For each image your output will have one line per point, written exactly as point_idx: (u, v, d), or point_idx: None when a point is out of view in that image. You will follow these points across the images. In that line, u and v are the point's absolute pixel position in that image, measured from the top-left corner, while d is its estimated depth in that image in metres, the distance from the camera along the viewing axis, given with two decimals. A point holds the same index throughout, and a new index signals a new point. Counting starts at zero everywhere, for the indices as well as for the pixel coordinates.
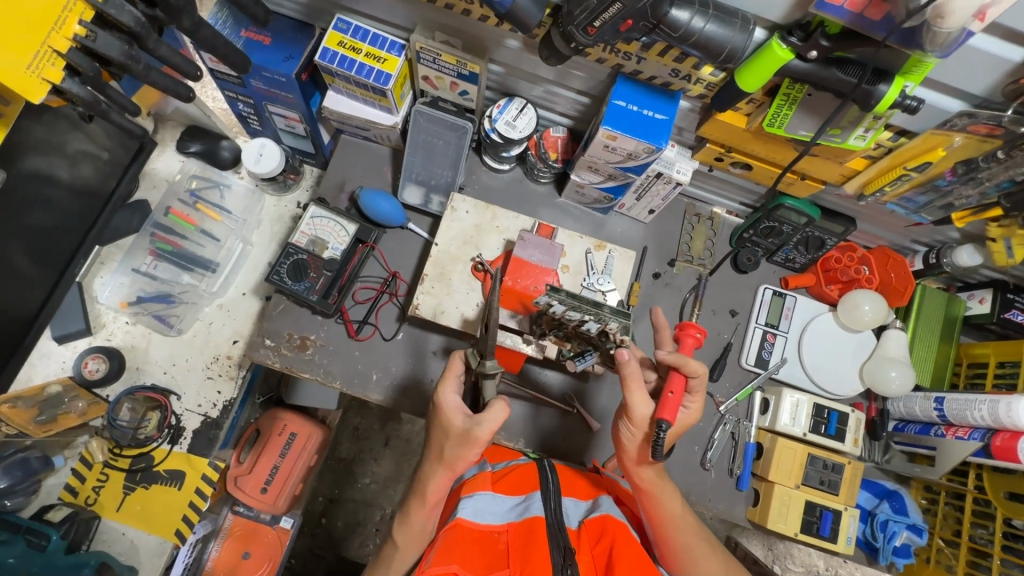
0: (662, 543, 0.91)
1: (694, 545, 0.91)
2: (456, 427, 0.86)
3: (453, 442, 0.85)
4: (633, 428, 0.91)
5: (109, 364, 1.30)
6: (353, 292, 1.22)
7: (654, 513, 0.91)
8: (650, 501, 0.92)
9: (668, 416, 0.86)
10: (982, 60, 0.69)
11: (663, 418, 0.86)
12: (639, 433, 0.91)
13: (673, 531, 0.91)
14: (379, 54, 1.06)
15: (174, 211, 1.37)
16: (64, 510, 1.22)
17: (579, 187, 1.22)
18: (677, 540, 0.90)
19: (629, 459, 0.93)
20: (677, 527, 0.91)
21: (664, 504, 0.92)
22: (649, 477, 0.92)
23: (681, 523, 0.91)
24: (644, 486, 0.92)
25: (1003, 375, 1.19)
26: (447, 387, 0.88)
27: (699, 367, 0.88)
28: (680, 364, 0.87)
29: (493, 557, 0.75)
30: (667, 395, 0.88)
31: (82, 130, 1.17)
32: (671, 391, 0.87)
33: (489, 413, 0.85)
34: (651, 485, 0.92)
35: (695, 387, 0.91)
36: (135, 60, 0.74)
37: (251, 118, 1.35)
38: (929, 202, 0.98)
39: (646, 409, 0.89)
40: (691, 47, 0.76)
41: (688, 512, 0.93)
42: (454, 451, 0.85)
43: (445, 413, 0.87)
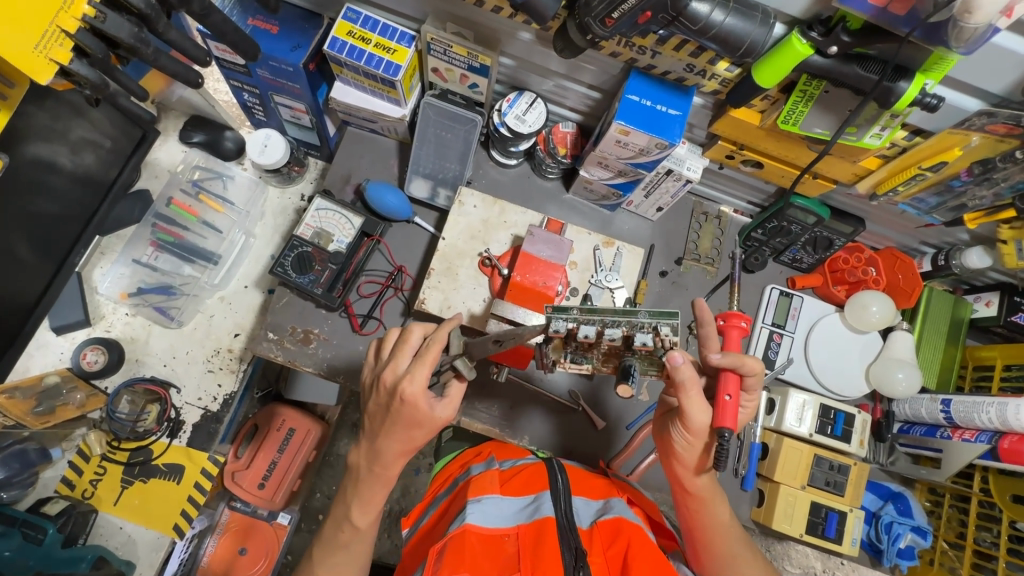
0: (704, 549, 0.91)
1: (738, 552, 0.90)
2: (424, 416, 0.82)
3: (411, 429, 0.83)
4: (687, 434, 0.86)
5: (108, 356, 1.29)
6: (358, 285, 1.21)
7: (701, 516, 0.91)
8: (698, 505, 0.91)
9: (728, 424, 0.81)
10: (1005, 57, 0.68)
11: (724, 426, 0.81)
12: (694, 441, 0.87)
13: (717, 537, 0.90)
14: (389, 45, 1.05)
15: (177, 202, 1.33)
16: (61, 503, 1.20)
17: (587, 183, 1.22)
18: (723, 547, 0.90)
19: (681, 466, 0.90)
20: (722, 534, 0.90)
21: (711, 511, 0.90)
22: (702, 484, 0.90)
23: (727, 531, 0.90)
24: (694, 491, 0.90)
25: (1009, 378, 1.19)
26: (419, 373, 0.80)
27: (757, 365, 0.84)
28: (736, 365, 0.83)
29: (504, 561, 0.74)
30: (724, 399, 0.83)
31: (85, 117, 1.14)
32: (728, 395, 0.83)
33: (447, 397, 0.85)
34: (703, 491, 0.90)
35: (751, 385, 0.88)
36: (145, 43, 0.72)
37: (255, 108, 1.32)
38: (942, 203, 0.97)
39: (705, 417, 0.83)
40: (709, 41, 0.75)
41: (733, 520, 0.92)
42: (422, 436, 0.84)
43: (414, 402, 0.81)
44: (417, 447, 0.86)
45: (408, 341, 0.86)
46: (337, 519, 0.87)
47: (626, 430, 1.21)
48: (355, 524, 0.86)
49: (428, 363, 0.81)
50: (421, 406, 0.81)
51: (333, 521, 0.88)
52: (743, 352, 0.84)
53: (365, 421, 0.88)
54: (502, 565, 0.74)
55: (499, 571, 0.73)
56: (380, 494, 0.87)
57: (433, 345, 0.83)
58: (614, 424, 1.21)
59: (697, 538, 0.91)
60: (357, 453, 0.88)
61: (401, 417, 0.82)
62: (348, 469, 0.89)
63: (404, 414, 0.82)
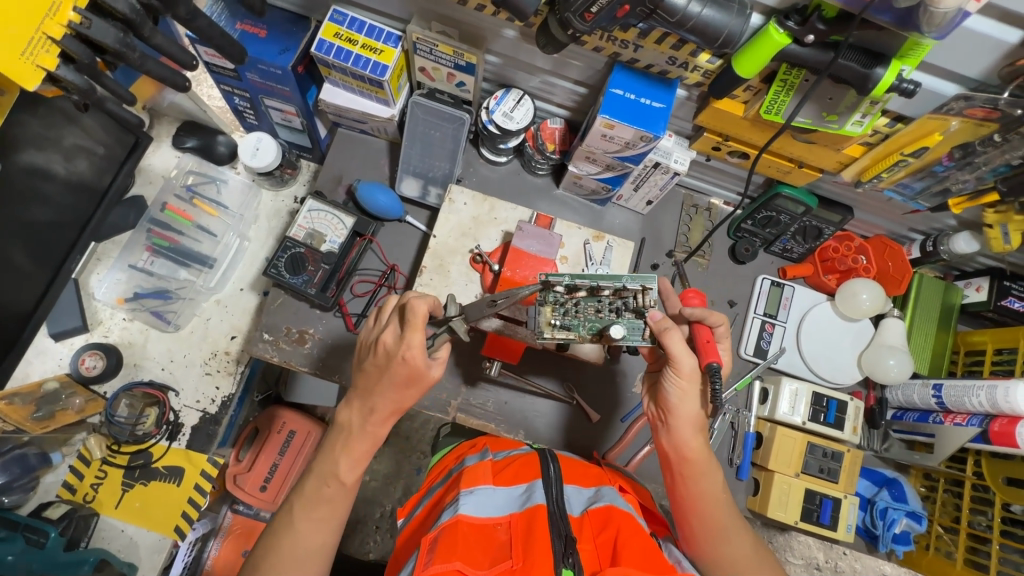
0: (698, 520, 0.90)
1: (729, 523, 0.90)
2: (422, 377, 0.84)
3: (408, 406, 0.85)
4: (680, 382, 0.91)
5: (107, 360, 1.30)
6: (352, 285, 1.23)
7: (695, 482, 0.91)
8: (691, 470, 0.92)
9: (713, 358, 0.90)
10: (980, 41, 0.69)
11: (710, 360, 0.89)
12: (686, 389, 0.91)
13: (710, 506, 0.90)
14: (375, 45, 1.06)
15: (171, 208, 1.34)
16: (63, 507, 1.21)
17: (576, 178, 1.22)
18: (716, 513, 0.90)
19: (678, 424, 0.93)
20: (715, 502, 0.91)
21: (704, 478, 0.91)
22: (696, 447, 0.92)
23: (720, 500, 0.91)
24: (691, 455, 0.92)
25: (1001, 361, 1.20)
26: (416, 338, 0.82)
27: (722, 317, 0.95)
28: (705, 316, 0.94)
29: (495, 548, 0.76)
30: (705, 342, 0.92)
31: (78, 124, 1.15)
32: (707, 338, 0.92)
33: (440, 355, 0.88)
34: (698, 454, 0.91)
35: (722, 336, 0.98)
36: (130, 48, 0.74)
37: (246, 112, 1.34)
38: (926, 188, 0.98)
39: (692, 361, 0.89)
40: (688, 32, 0.76)
41: (725, 492, 0.93)
42: (413, 395, 0.86)
43: (413, 364, 0.83)
44: (406, 406, 0.88)
45: (403, 306, 0.86)
46: (322, 475, 0.85)
47: (621, 423, 1.22)
48: (340, 478, 0.86)
49: (422, 329, 0.82)
50: (419, 366, 0.83)
51: (317, 477, 0.85)
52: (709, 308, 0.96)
53: (357, 380, 0.88)
54: (494, 553, 0.75)
55: (490, 557, 0.74)
56: None
57: (428, 313, 0.84)
58: (609, 416, 1.23)
59: (692, 509, 0.91)
60: (347, 410, 0.88)
61: (399, 386, 0.84)
62: (338, 426, 0.89)
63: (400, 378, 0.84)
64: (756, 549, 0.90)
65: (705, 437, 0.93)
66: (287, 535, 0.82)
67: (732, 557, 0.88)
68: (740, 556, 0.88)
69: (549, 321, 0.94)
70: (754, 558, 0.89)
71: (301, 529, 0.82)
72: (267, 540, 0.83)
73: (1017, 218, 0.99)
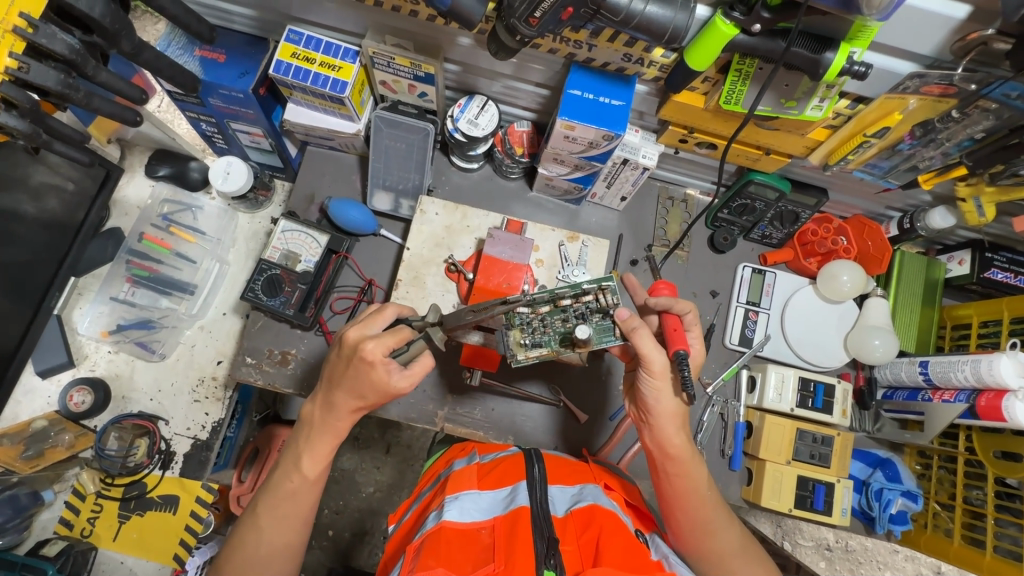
0: (683, 516, 0.90)
1: (713, 515, 0.90)
2: (381, 382, 0.82)
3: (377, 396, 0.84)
4: (655, 381, 0.89)
5: (95, 395, 1.29)
6: (330, 302, 1.23)
7: (679, 479, 0.90)
8: (675, 467, 0.91)
9: (681, 346, 0.89)
10: (926, 18, 0.69)
11: (678, 347, 0.89)
12: (661, 387, 0.89)
13: (694, 501, 0.90)
14: (334, 62, 1.06)
15: (149, 237, 1.36)
16: (59, 544, 1.23)
17: (548, 180, 1.22)
18: (700, 509, 0.90)
19: (658, 422, 0.91)
20: (700, 497, 0.90)
21: (688, 474, 0.90)
22: (679, 443, 0.91)
23: (704, 495, 0.90)
24: (674, 452, 0.90)
25: (987, 334, 1.18)
26: (382, 338, 0.82)
27: (688, 304, 0.94)
28: (671, 304, 0.93)
29: (478, 551, 0.74)
30: (672, 331, 0.91)
31: (42, 163, 1.16)
32: (672, 327, 0.91)
33: (415, 368, 0.86)
34: (680, 450, 0.90)
35: (690, 323, 0.96)
36: (73, 88, 0.76)
37: (215, 137, 1.34)
38: (895, 166, 0.98)
39: (661, 357, 0.88)
40: (634, 30, 0.76)
41: (710, 484, 0.93)
42: (374, 399, 0.85)
43: (371, 365, 0.82)
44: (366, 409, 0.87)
45: (383, 313, 0.88)
46: (286, 470, 0.87)
47: (610, 422, 1.22)
48: (303, 473, 0.86)
49: (395, 336, 0.84)
50: (378, 369, 0.82)
51: (283, 470, 0.87)
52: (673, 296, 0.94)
53: (324, 373, 0.89)
54: (476, 556, 0.73)
55: (473, 560, 0.72)
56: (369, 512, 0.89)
57: (400, 331, 0.85)
58: (597, 416, 1.22)
59: (677, 506, 0.90)
60: (312, 404, 0.90)
61: (368, 397, 0.84)
62: (304, 421, 0.90)
63: (365, 389, 0.83)
64: (741, 537, 0.91)
65: (687, 431, 0.92)
66: (253, 534, 0.84)
67: (717, 549, 0.89)
68: (725, 546, 0.89)
69: (517, 341, 0.93)
70: (739, 546, 0.90)
71: (270, 537, 0.84)
72: (234, 540, 0.86)
73: (988, 190, 0.99)
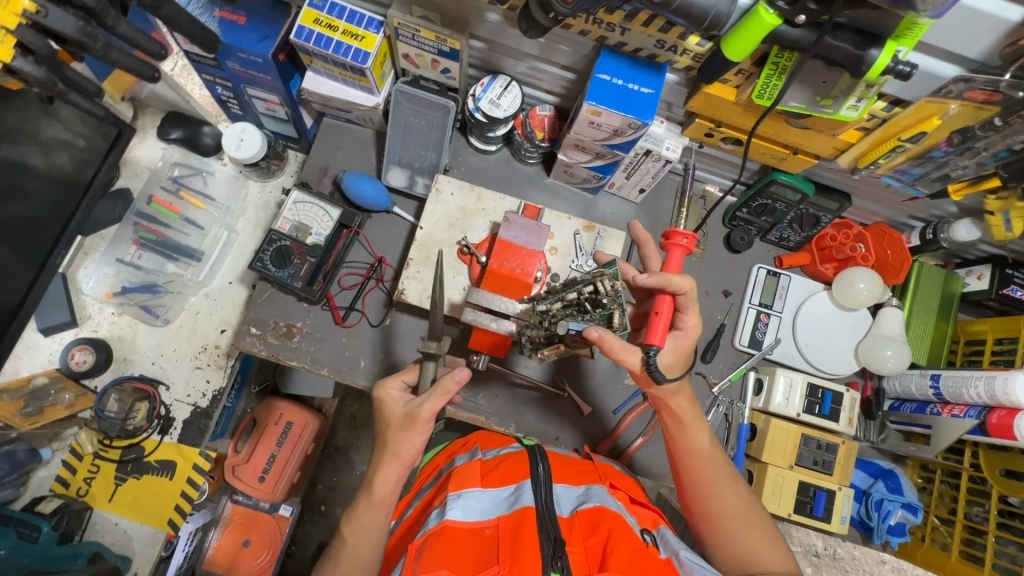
0: (685, 480, 0.89)
1: (716, 479, 0.88)
2: (396, 414, 0.86)
3: (396, 428, 0.86)
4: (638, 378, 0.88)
5: (96, 356, 1.28)
6: (339, 278, 1.21)
7: (681, 441, 0.90)
8: (678, 430, 0.90)
9: (657, 340, 0.83)
10: (979, 19, 0.66)
11: (652, 342, 0.83)
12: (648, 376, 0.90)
13: (696, 464, 0.89)
14: (357, 32, 1.04)
15: (157, 200, 1.34)
16: (55, 502, 1.22)
17: (567, 167, 1.19)
18: (701, 472, 0.88)
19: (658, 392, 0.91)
20: (700, 459, 0.89)
21: (690, 435, 0.90)
22: (679, 408, 0.90)
23: (705, 457, 0.89)
24: (673, 417, 0.91)
25: (1001, 351, 1.16)
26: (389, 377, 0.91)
27: (685, 281, 0.84)
28: (663, 283, 0.82)
29: (484, 551, 0.73)
30: (654, 318, 0.84)
31: (54, 117, 1.13)
32: (658, 313, 0.84)
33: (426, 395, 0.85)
34: (679, 414, 0.90)
35: (684, 305, 0.87)
36: (93, 38, 0.73)
37: (230, 102, 1.31)
38: (925, 174, 0.96)
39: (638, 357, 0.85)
40: (674, 14, 0.74)
41: (715, 448, 0.91)
42: (396, 439, 0.85)
43: (387, 397, 0.89)
44: (405, 455, 0.84)
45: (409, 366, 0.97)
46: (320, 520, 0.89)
47: (614, 415, 1.21)
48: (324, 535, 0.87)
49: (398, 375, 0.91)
50: (390, 402, 0.88)
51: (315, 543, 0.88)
52: (670, 272, 0.84)
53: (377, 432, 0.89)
54: (482, 559, 0.72)
55: (478, 561, 0.71)
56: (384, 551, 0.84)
57: (414, 366, 0.93)
58: (601, 409, 1.21)
59: (681, 467, 0.90)
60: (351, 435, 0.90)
61: (389, 438, 0.85)
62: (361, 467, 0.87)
63: (387, 430, 0.86)
64: (746, 502, 0.87)
65: (686, 394, 0.90)
66: None
67: (721, 515, 0.85)
68: (727, 513, 0.85)
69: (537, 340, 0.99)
70: (743, 511, 0.86)
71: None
72: None
73: (1019, 205, 0.97)
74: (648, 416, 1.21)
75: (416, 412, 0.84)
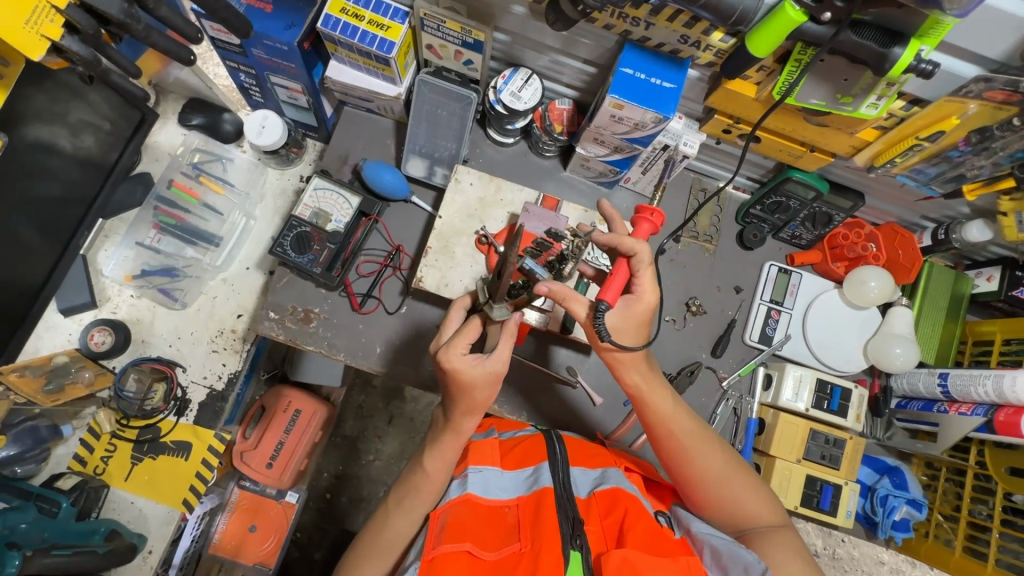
0: (664, 453, 0.89)
1: (691, 445, 0.87)
2: (478, 377, 0.81)
3: (482, 388, 0.82)
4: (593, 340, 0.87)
5: (115, 337, 1.30)
6: (357, 265, 1.23)
7: (648, 415, 0.89)
8: (642, 404, 0.89)
9: (609, 297, 0.85)
10: (1002, 19, 0.68)
11: (603, 299, 0.84)
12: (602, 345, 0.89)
13: (667, 434, 0.88)
14: (382, 21, 1.05)
15: (178, 184, 1.35)
16: (74, 479, 1.24)
17: (584, 161, 1.21)
18: (673, 441, 0.88)
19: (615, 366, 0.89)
20: (670, 429, 0.88)
21: (655, 407, 0.88)
22: (637, 381, 0.89)
23: (674, 426, 0.88)
24: (633, 390, 0.89)
25: (1009, 352, 1.18)
26: (451, 344, 0.82)
27: (635, 242, 0.86)
28: (614, 242, 0.87)
29: (503, 531, 0.75)
30: (608, 279, 0.87)
31: (82, 99, 1.15)
32: (611, 274, 0.87)
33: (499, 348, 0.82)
34: (639, 389, 0.89)
35: (638, 267, 0.87)
36: (134, 19, 0.76)
37: (252, 89, 1.33)
38: (940, 174, 0.98)
39: (587, 309, 0.87)
40: (701, 9, 0.76)
41: (683, 412, 0.90)
42: (483, 395, 0.83)
43: (460, 368, 0.81)
44: (490, 404, 0.85)
45: (450, 321, 0.91)
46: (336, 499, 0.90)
47: (624, 407, 1.21)
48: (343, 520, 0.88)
49: (461, 336, 0.83)
50: (467, 370, 0.81)
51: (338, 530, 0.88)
52: (624, 234, 0.88)
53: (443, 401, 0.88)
54: (503, 536, 0.75)
55: (500, 540, 0.74)
56: (403, 530, 0.85)
57: (471, 322, 0.85)
58: (611, 400, 1.22)
59: (656, 439, 0.90)
60: None
61: (478, 396, 0.83)
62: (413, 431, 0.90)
63: (473, 390, 0.82)
64: (725, 459, 0.88)
65: (641, 366, 0.89)
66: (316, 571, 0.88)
67: (705, 478, 0.86)
68: (710, 475, 0.86)
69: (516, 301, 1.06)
70: (724, 470, 0.87)
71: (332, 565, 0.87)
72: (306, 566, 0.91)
73: None
74: None
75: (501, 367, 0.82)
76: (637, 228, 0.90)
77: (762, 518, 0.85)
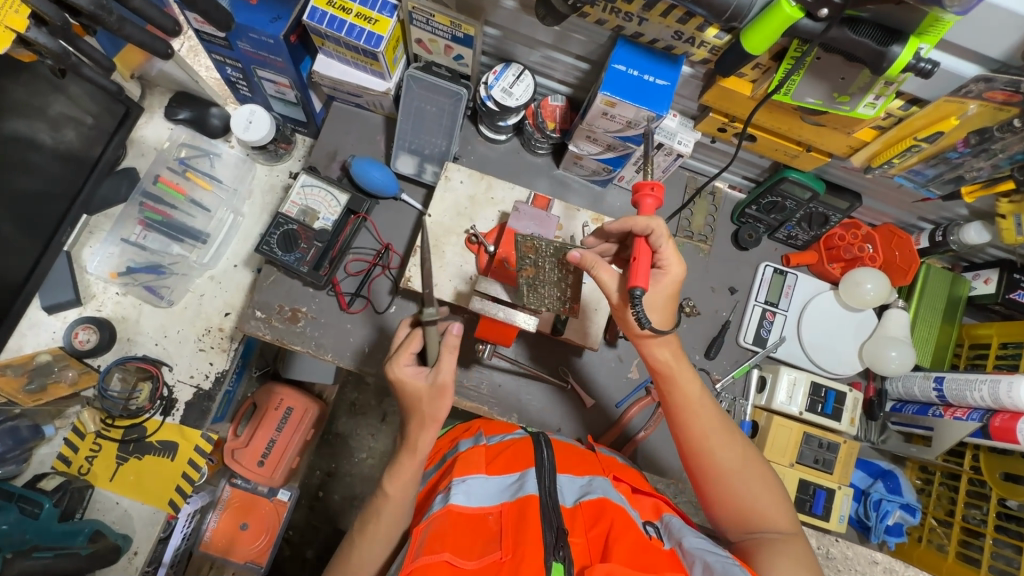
0: (682, 437, 0.87)
1: (711, 432, 0.85)
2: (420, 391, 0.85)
3: (427, 400, 0.85)
4: (622, 311, 0.87)
5: (100, 335, 1.28)
6: (345, 264, 1.21)
7: (671, 395, 0.88)
8: (666, 382, 0.88)
9: (642, 282, 0.80)
10: (1003, 19, 0.66)
11: (636, 285, 0.80)
12: (631, 321, 0.87)
13: (689, 417, 0.86)
14: (370, 15, 1.02)
15: (163, 179, 1.33)
16: (57, 479, 1.23)
17: (577, 159, 1.19)
18: (694, 424, 0.86)
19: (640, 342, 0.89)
20: (693, 412, 0.86)
21: (681, 385, 0.87)
22: (664, 359, 0.88)
23: (697, 408, 0.86)
24: (659, 367, 0.89)
25: (1005, 355, 1.17)
26: (395, 362, 0.88)
27: (648, 219, 0.82)
28: (626, 225, 0.83)
29: (485, 539, 0.74)
30: (634, 262, 0.82)
31: (63, 92, 1.13)
32: (636, 257, 0.82)
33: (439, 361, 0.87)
34: (667, 365, 0.88)
35: (659, 245, 0.84)
36: (106, 11, 0.74)
37: (239, 83, 1.30)
38: (938, 175, 0.96)
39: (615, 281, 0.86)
40: (695, 5, 0.73)
41: (708, 398, 0.88)
42: (431, 408, 0.85)
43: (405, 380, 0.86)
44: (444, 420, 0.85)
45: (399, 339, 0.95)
46: None
47: (615, 409, 1.20)
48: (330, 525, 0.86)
49: (404, 353, 0.89)
50: (410, 382, 0.86)
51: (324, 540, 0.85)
52: (636, 215, 0.84)
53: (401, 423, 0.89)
54: (485, 545, 0.73)
55: (482, 549, 0.72)
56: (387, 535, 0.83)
57: (415, 335, 0.91)
58: (603, 402, 1.20)
59: (676, 419, 0.88)
60: None
61: (425, 410, 0.85)
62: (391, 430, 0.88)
63: (419, 405, 0.85)
64: (744, 453, 0.85)
65: (672, 344, 0.88)
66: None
67: (720, 471, 0.84)
68: (725, 467, 0.84)
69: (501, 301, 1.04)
70: (741, 466, 0.84)
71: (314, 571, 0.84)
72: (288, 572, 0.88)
73: None
74: (653, 408, 1.20)
75: (442, 379, 0.85)
76: (642, 206, 0.84)
77: (774, 522, 0.81)
